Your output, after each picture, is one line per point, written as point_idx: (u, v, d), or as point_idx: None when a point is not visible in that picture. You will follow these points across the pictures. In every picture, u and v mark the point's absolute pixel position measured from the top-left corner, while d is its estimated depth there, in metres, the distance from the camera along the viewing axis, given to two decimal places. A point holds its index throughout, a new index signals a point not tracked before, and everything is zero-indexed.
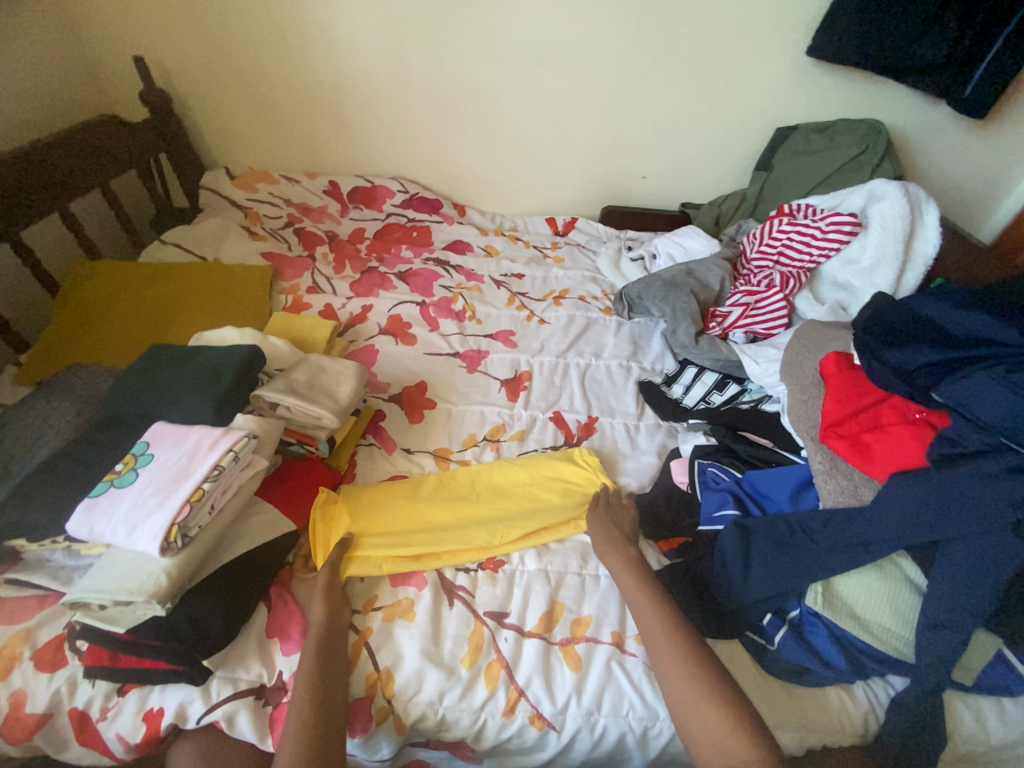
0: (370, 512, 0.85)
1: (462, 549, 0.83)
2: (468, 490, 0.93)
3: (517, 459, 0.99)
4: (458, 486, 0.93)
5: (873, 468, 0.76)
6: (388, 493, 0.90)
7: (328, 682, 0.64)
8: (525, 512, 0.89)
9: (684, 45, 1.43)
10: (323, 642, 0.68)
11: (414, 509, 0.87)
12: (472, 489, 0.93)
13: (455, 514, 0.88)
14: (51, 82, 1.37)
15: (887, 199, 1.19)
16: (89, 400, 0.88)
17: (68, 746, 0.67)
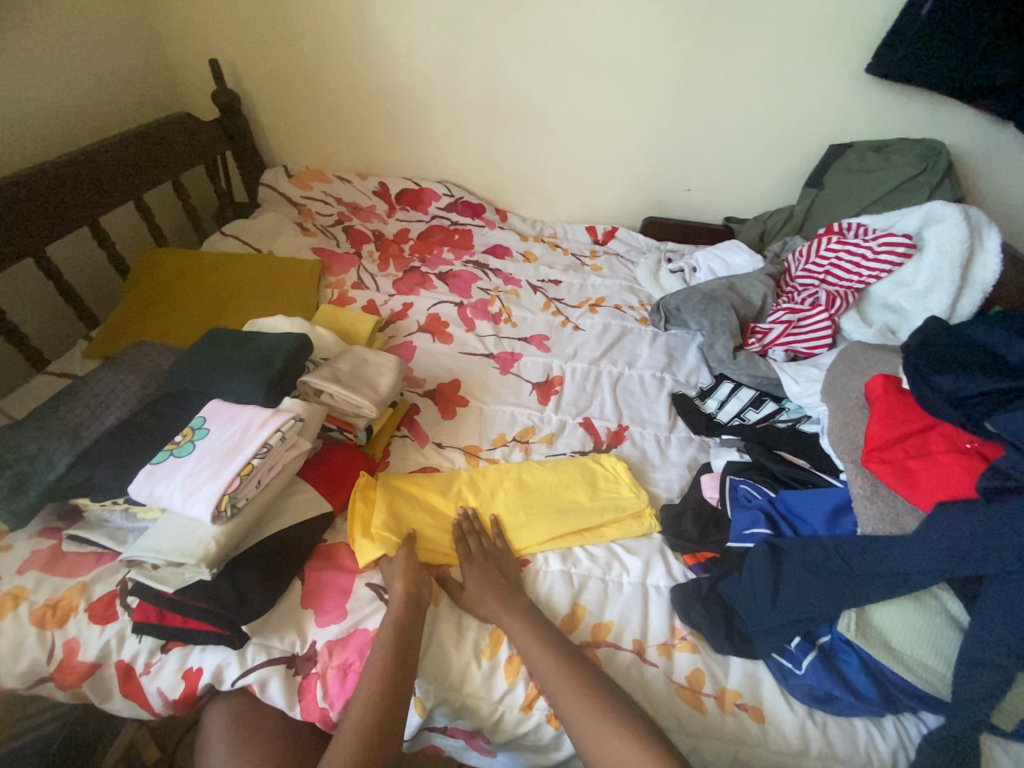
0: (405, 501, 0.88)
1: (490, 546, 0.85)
2: (497, 489, 0.94)
3: (547, 462, 1.00)
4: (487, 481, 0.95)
5: (918, 495, 0.74)
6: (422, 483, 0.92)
7: (398, 672, 0.66)
8: (553, 513, 0.90)
9: (737, 60, 1.43)
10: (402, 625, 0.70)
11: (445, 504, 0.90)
12: (500, 489, 0.94)
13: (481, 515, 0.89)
14: (135, 82, 1.49)
15: (945, 221, 1.15)
16: (151, 376, 0.94)
17: (112, 696, 0.72)
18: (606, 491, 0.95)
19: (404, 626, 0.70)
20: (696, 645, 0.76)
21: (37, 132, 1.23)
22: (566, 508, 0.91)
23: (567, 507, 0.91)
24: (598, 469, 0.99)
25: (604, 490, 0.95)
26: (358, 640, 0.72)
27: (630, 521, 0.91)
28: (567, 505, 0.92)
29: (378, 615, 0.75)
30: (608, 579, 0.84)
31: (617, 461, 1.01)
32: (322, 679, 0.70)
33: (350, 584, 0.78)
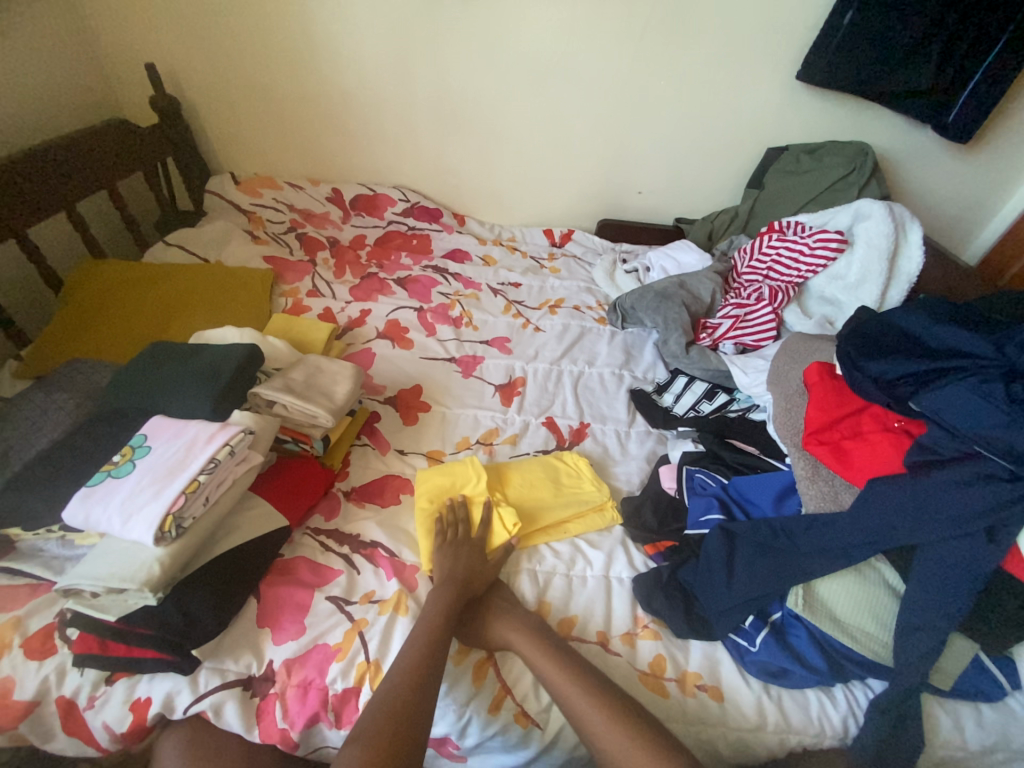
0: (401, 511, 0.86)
1: None
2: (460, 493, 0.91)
3: (510, 462, 1.01)
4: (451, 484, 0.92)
5: (854, 474, 0.78)
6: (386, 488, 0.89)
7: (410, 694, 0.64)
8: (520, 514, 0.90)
9: (680, 67, 1.49)
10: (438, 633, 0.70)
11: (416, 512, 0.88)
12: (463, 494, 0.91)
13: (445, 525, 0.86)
14: (64, 85, 1.41)
15: (872, 218, 1.23)
16: (88, 393, 0.89)
17: (53, 736, 0.68)
18: (568, 487, 0.96)
19: (425, 648, 0.68)
20: (658, 632, 0.78)
21: None
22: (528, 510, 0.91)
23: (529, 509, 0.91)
24: (560, 465, 1.00)
25: (567, 486, 0.96)
26: (317, 656, 0.70)
27: (591, 516, 0.93)
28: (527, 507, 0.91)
29: (341, 628, 0.73)
30: (572, 575, 0.85)
31: (577, 457, 1.02)
32: (281, 699, 0.68)
33: (308, 599, 0.75)
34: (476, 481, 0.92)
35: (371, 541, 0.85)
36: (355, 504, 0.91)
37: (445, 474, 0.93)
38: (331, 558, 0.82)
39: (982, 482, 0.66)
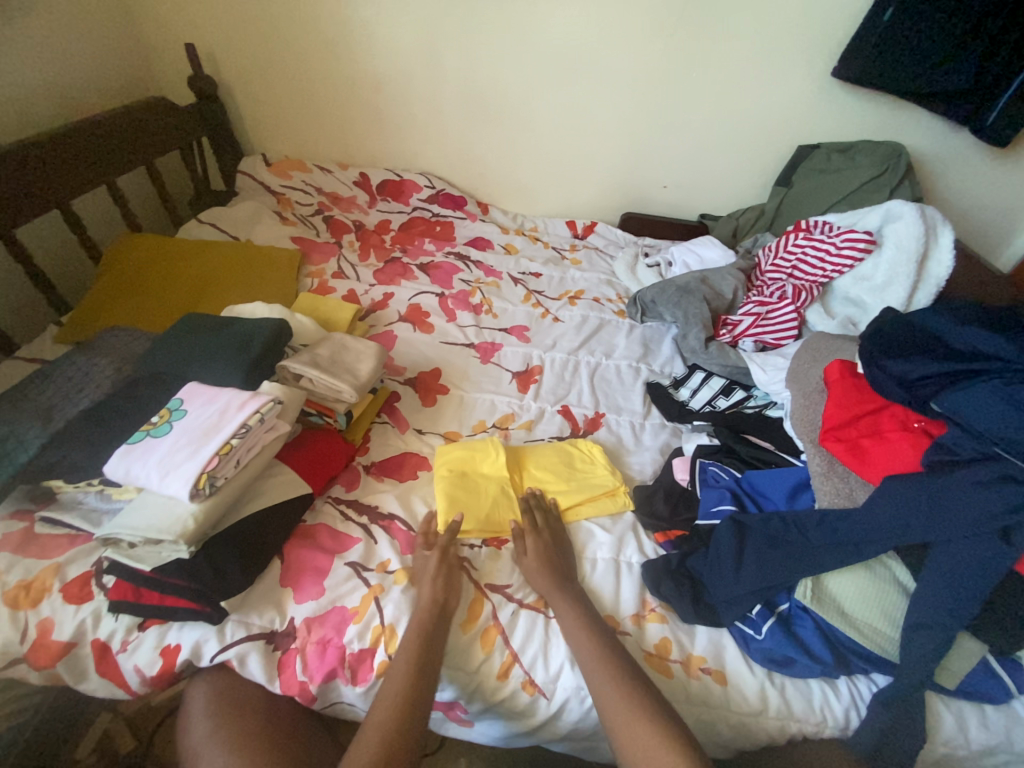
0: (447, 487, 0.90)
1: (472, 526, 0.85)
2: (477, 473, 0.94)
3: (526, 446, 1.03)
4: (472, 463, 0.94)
5: (869, 471, 0.79)
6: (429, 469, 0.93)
7: (428, 667, 0.67)
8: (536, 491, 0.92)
9: (712, 61, 1.47)
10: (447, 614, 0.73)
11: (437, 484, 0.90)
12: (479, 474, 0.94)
13: (463, 499, 0.88)
14: (108, 63, 1.45)
15: (903, 220, 1.21)
16: (126, 359, 0.93)
17: (86, 677, 0.72)
18: (583, 472, 0.97)
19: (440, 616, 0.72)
20: (665, 616, 0.80)
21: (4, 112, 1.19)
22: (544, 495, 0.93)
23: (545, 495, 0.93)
24: (575, 452, 1.01)
25: (580, 471, 0.98)
26: (335, 617, 0.74)
27: (602, 501, 0.94)
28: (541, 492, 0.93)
29: (358, 592, 0.76)
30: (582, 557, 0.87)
31: (591, 445, 1.04)
32: (301, 654, 0.71)
33: (327, 564, 0.78)
34: (497, 458, 0.95)
35: (389, 513, 0.88)
36: (374, 478, 0.94)
37: (467, 451, 0.96)
38: (350, 527, 0.85)
39: (1002, 484, 0.65)
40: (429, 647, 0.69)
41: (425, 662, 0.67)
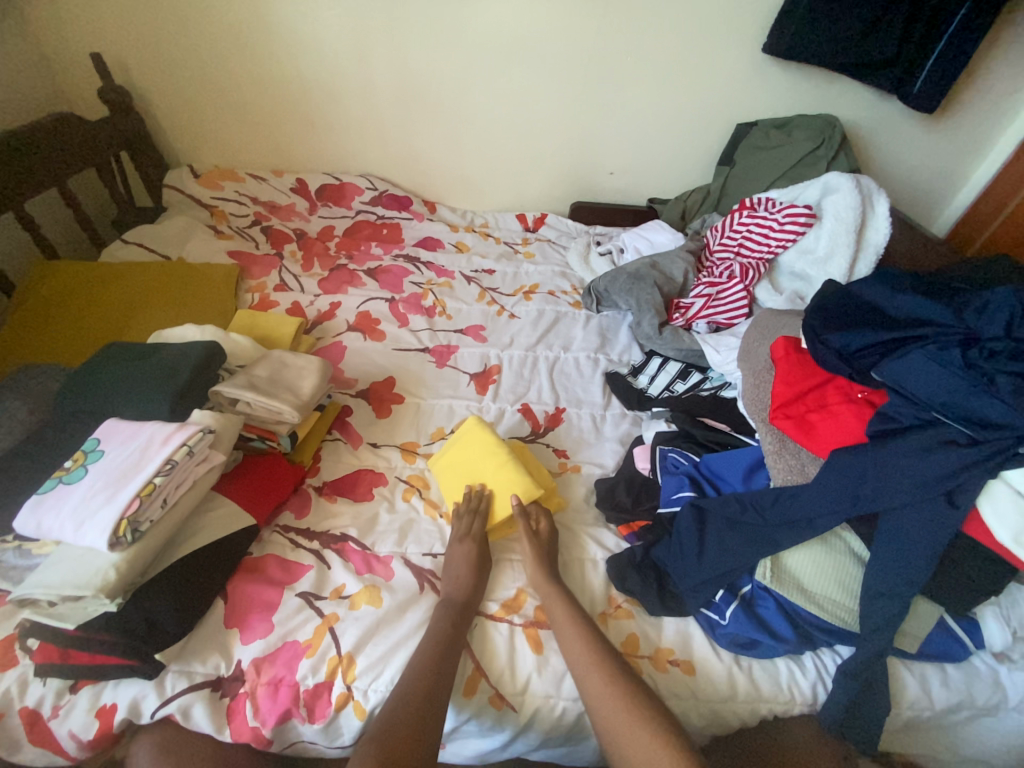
0: (482, 455, 0.91)
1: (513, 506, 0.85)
2: (470, 456, 0.92)
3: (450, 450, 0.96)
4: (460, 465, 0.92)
5: (818, 446, 0.78)
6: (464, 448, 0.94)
7: (424, 702, 0.62)
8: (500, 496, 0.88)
9: (646, 43, 1.46)
10: (443, 637, 0.69)
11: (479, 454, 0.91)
12: (469, 458, 0.92)
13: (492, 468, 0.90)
14: (4, 77, 1.34)
15: (840, 191, 1.23)
16: (41, 399, 0.86)
17: (18, 748, 0.65)
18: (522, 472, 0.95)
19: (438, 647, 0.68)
20: (631, 611, 0.79)
21: None
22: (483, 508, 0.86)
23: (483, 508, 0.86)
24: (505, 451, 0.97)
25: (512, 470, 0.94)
26: (287, 652, 0.70)
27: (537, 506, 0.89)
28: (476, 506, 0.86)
29: (310, 624, 0.73)
30: (512, 558, 0.84)
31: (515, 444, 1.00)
32: (251, 698, 0.67)
33: (276, 598, 0.74)
34: (468, 459, 0.92)
35: (342, 535, 0.84)
36: (327, 499, 0.90)
37: (459, 450, 0.94)
38: (301, 554, 0.81)
39: (942, 447, 0.66)
40: (429, 681, 0.65)
41: (411, 697, 0.63)
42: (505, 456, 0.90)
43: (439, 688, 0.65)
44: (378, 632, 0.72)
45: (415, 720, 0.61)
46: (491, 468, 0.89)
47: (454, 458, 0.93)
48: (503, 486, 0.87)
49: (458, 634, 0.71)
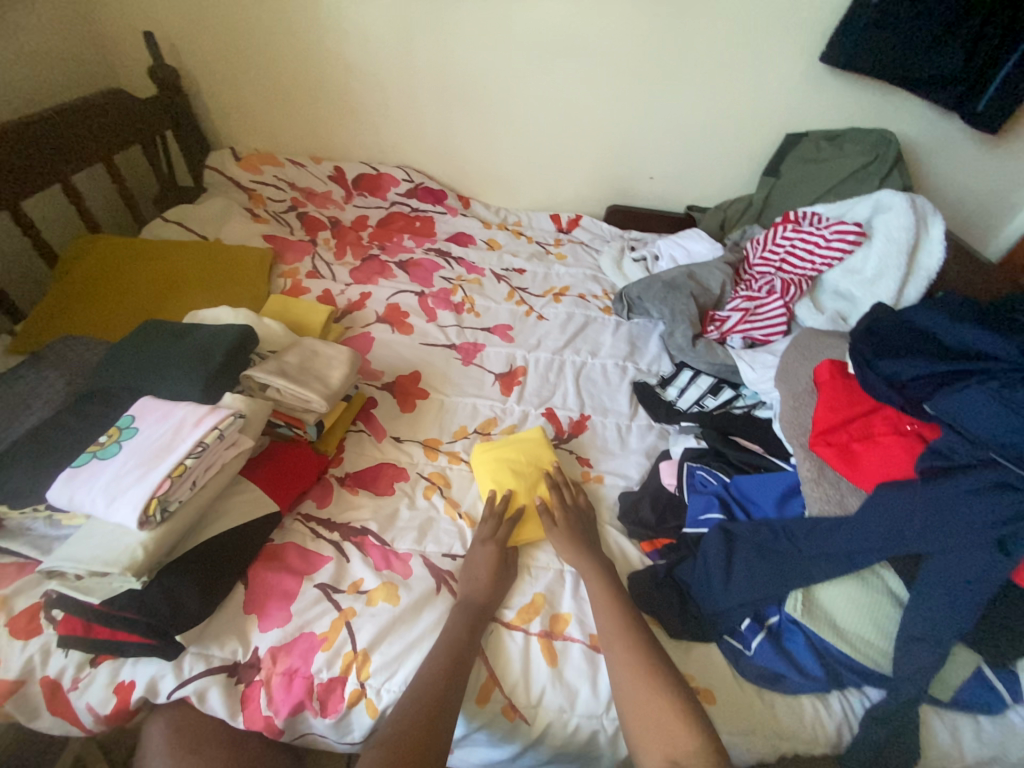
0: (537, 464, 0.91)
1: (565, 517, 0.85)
2: (525, 459, 0.93)
3: (496, 452, 0.94)
4: (510, 471, 0.90)
5: (860, 477, 0.76)
6: (519, 452, 0.94)
7: (436, 705, 0.62)
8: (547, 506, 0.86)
9: (699, 46, 1.42)
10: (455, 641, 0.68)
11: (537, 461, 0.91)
12: (522, 462, 0.92)
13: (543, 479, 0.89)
14: (61, 52, 1.36)
15: (892, 211, 1.18)
16: (79, 372, 0.87)
17: (38, 715, 0.66)
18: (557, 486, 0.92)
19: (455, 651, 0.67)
20: (652, 632, 0.77)
21: None
22: (523, 511, 0.85)
23: (522, 512, 0.85)
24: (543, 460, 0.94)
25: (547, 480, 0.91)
26: (303, 644, 0.70)
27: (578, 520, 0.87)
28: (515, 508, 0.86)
29: (327, 616, 0.72)
30: (530, 565, 0.82)
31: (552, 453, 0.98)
32: (266, 687, 0.67)
33: (295, 587, 0.74)
34: (521, 463, 0.92)
35: (362, 528, 0.84)
36: (349, 490, 0.90)
37: (511, 452, 0.94)
38: (320, 545, 0.81)
39: (997, 491, 0.62)
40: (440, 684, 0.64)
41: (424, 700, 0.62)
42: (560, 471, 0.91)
43: (450, 700, 0.63)
44: (395, 630, 0.72)
45: (421, 735, 0.59)
46: (544, 477, 0.90)
47: (505, 456, 0.93)
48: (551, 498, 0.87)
49: (471, 642, 0.69)
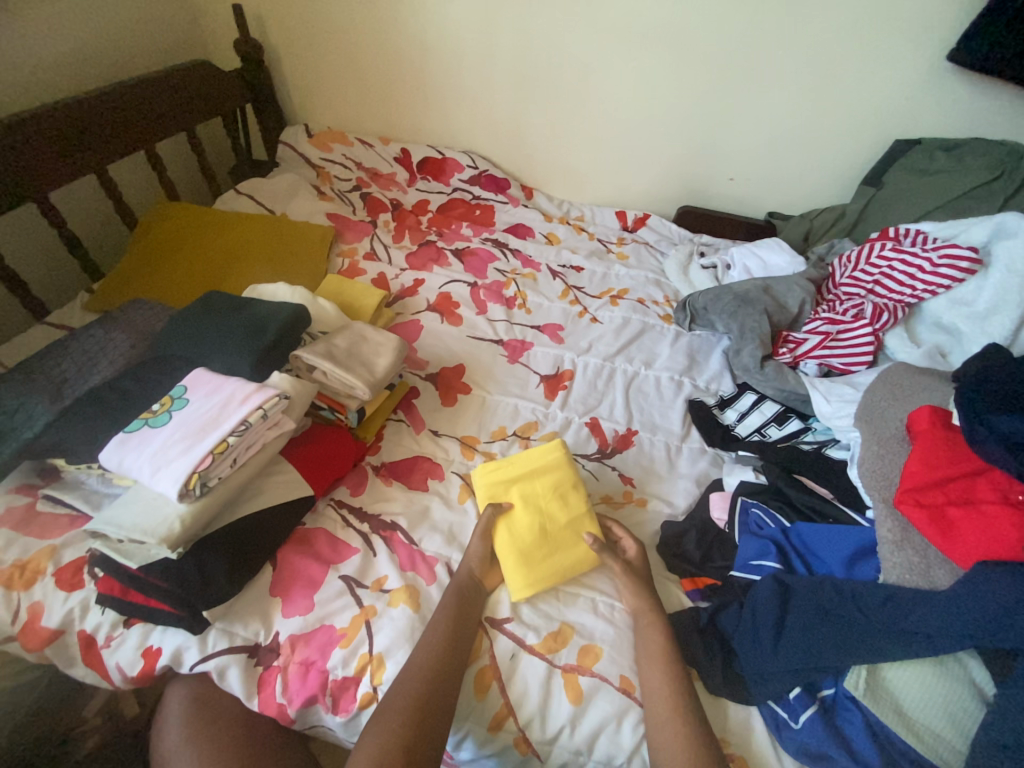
0: (551, 496, 0.82)
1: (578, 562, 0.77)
2: (538, 485, 0.83)
3: (505, 474, 0.84)
4: (521, 500, 0.82)
5: (954, 548, 0.65)
6: (530, 478, 0.84)
7: (437, 697, 0.62)
8: (559, 547, 0.78)
9: (802, 36, 1.27)
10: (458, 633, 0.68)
11: (550, 491, 0.82)
12: (536, 489, 0.83)
13: (556, 514, 0.81)
14: (157, 22, 1.42)
15: (1019, 237, 1.02)
16: (143, 337, 0.90)
17: (74, 664, 0.70)
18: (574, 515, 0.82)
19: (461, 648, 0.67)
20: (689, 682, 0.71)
21: (48, 69, 1.17)
22: (539, 552, 0.77)
23: (538, 553, 0.77)
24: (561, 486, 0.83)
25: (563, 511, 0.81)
26: (322, 637, 0.69)
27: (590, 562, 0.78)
28: (522, 544, 0.77)
29: (349, 612, 0.71)
30: (560, 588, 0.77)
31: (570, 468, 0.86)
32: (282, 674, 0.67)
33: (320, 576, 0.74)
34: (534, 490, 0.82)
35: (392, 523, 0.82)
36: (382, 481, 0.88)
37: (522, 477, 0.84)
38: (350, 535, 0.80)
39: None
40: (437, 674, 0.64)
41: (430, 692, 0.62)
42: (580, 502, 0.82)
43: (433, 708, 0.61)
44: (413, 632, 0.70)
45: (406, 715, 0.60)
46: (559, 512, 0.81)
47: (515, 481, 0.83)
48: (569, 535, 0.79)
49: (453, 668, 0.65)
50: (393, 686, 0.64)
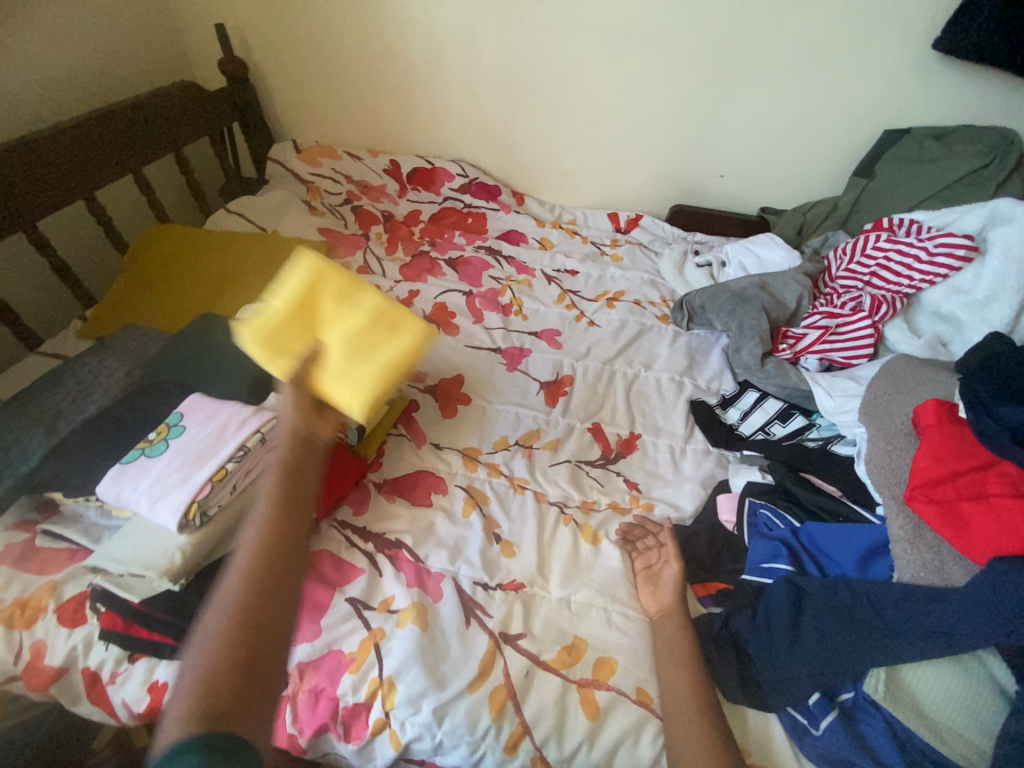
0: (329, 317, 0.71)
1: (397, 358, 0.71)
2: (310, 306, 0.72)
3: (272, 315, 0.70)
4: (300, 337, 0.70)
5: (970, 546, 0.64)
6: (301, 307, 0.71)
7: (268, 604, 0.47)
8: (358, 355, 0.70)
9: (787, 31, 1.27)
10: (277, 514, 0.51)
11: (307, 306, 0.71)
12: (280, 318, 0.70)
13: (352, 328, 0.71)
14: (140, 45, 1.41)
15: (1014, 223, 1.02)
16: (138, 363, 0.89)
17: (78, 702, 0.68)
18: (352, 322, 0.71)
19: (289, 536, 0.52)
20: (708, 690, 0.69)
21: (32, 97, 1.16)
22: (360, 365, 0.69)
23: (360, 367, 0.69)
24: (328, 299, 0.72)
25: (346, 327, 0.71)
26: (330, 663, 0.68)
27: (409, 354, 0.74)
28: (324, 369, 0.68)
29: (357, 636, 0.71)
30: (570, 598, 0.77)
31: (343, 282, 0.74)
32: (292, 702, 0.66)
33: (326, 600, 0.73)
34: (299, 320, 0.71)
35: (396, 541, 0.81)
36: (385, 498, 0.87)
37: (275, 314, 0.70)
38: (354, 555, 0.79)
39: None
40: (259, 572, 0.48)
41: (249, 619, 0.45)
42: (370, 294, 0.73)
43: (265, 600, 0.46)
44: (420, 654, 0.68)
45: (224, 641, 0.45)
46: (323, 319, 0.71)
47: (271, 320, 0.70)
48: (382, 327, 0.72)
49: (281, 571, 0.49)
50: (202, 618, 0.45)
